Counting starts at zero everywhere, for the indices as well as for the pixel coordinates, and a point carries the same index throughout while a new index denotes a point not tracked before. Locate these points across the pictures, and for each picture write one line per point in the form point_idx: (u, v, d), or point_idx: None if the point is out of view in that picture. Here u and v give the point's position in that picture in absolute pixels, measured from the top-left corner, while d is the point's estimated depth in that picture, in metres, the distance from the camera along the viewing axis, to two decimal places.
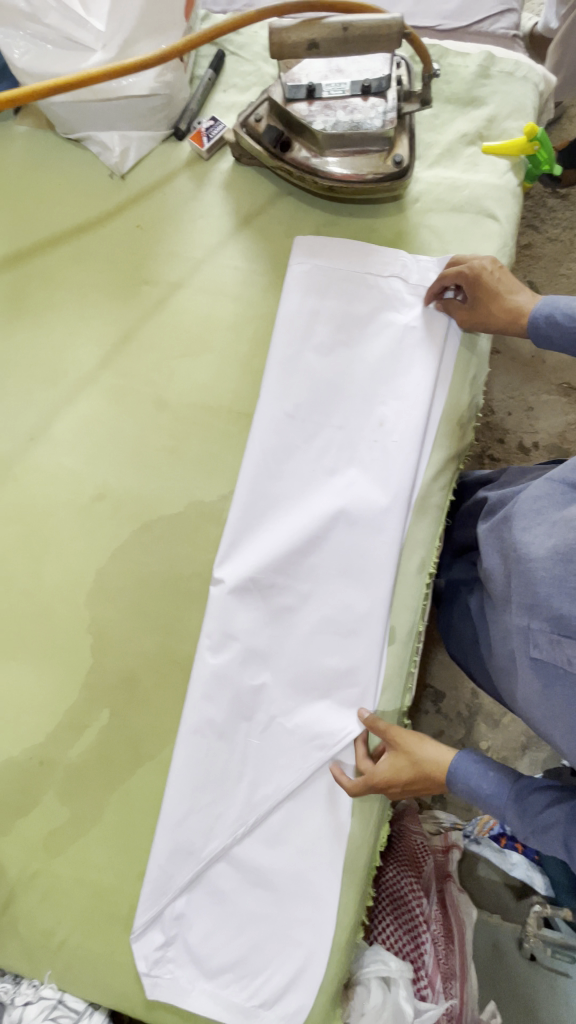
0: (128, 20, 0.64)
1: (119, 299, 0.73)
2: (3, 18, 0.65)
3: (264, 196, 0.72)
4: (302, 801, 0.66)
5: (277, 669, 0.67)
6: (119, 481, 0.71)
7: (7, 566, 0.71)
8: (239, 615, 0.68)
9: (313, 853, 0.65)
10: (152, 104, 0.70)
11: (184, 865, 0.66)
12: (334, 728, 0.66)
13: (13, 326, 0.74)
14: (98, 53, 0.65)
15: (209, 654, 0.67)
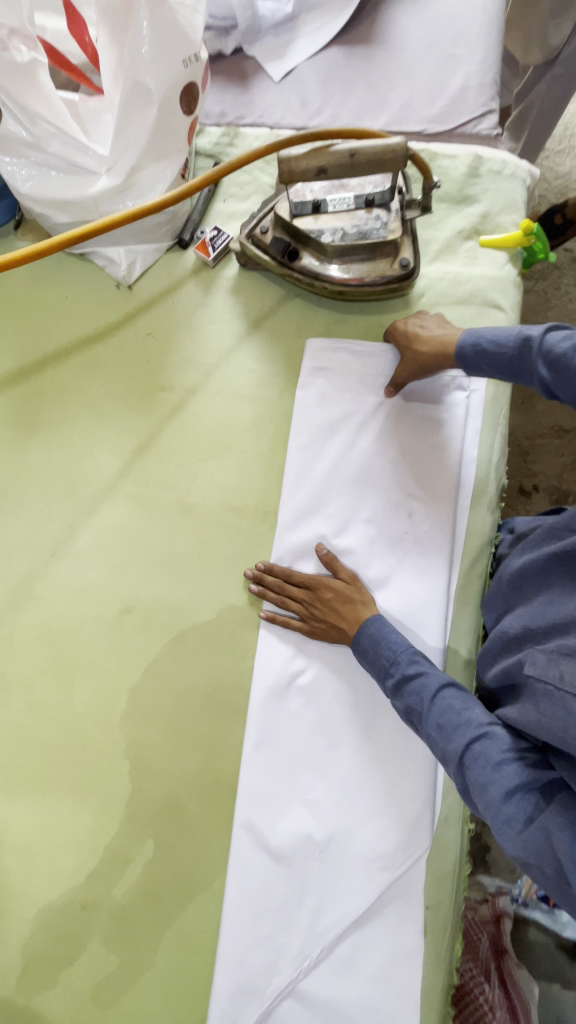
0: (134, 146, 0.64)
1: (136, 406, 0.73)
2: (8, 148, 0.67)
3: (273, 299, 0.74)
4: (368, 925, 0.62)
5: (331, 779, 0.65)
6: (147, 592, 0.69)
7: (35, 691, 0.68)
8: (285, 725, 0.66)
9: (386, 982, 0.61)
10: (158, 219, 0.72)
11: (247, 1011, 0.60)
12: (394, 841, 0.63)
13: (28, 440, 0.73)
14: (103, 177, 0.66)
15: (256, 770, 0.65)
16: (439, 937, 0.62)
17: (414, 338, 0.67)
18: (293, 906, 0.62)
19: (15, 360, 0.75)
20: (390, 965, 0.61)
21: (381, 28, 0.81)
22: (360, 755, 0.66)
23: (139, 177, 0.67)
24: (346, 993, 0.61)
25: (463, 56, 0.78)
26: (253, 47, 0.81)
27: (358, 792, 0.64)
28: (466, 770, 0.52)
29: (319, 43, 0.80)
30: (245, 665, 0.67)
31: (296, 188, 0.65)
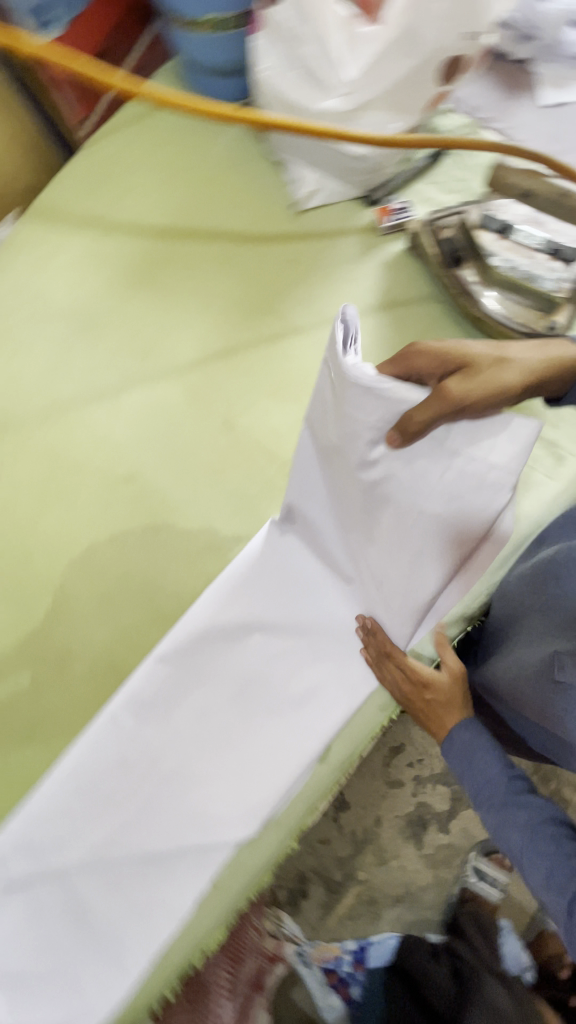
0: (375, 87, 0.66)
1: (242, 313, 0.74)
2: (269, 32, 0.69)
3: (416, 293, 0.72)
4: (153, 871, 0.60)
5: (201, 730, 0.63)
6: (154, 474, 0.71)
7: (16, 496, 0.71)
8: (196, 655, 0.64)
9: (138, 933, 0.59)
10: (359, 165, 0.72)
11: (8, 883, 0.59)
12: (224, 813, 0.61)
13: (138, 290, 0.75)
14: (336, 99, 0.67)
15: (144, 675, 0.63)
16: (211, 912, 0.62)
17: (475, 398, 0.49)
18: (100, 816, 0.61)
19: (168, 220, 0.77)
20: (149, 917, 0.60)
21: None
22: (240, 729, 0.63)
23: (361, 118, 0.68)
24: (98, 921, 0.59)
25: None
26: (538, 64, 0.79)
27: (220, 753, 0.62)
28: (570, 916, 0.53)
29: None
30: (194, 582, 0.68)
31: (493, 205, 0.66)
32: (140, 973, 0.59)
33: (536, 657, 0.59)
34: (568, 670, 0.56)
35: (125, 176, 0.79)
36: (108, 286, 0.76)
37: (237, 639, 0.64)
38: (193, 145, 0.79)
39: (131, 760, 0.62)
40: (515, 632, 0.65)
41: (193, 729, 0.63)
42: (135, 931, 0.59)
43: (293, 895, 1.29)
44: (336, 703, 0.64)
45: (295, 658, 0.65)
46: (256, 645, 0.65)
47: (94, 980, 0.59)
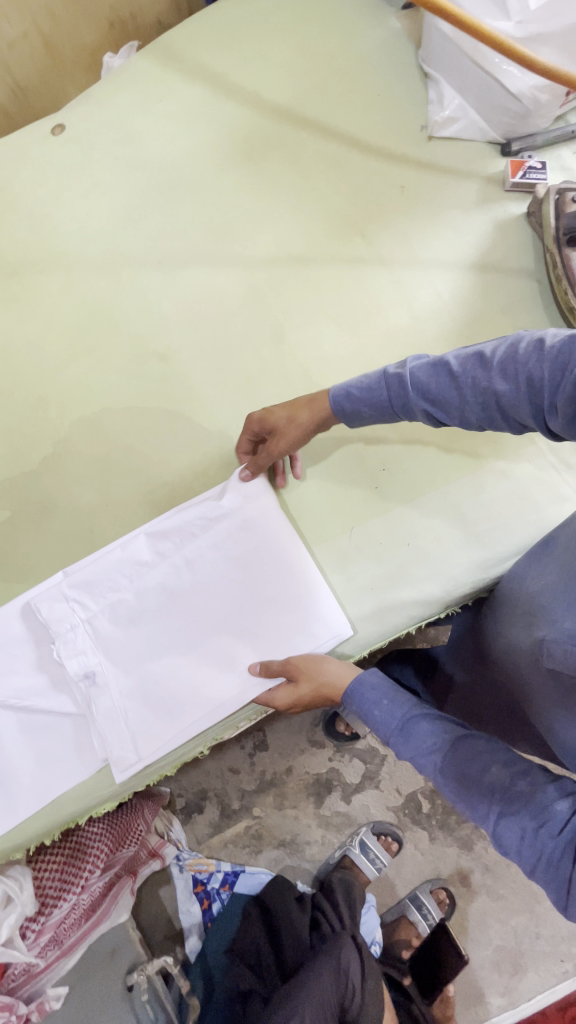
0: (558, 19, 0.61)
1: (331, 226, 0.69)
2: None
3: (516, 264, 0.67)
4: (67, 729, 0.61)
5: (148, 672, 0.61)
6: (188, 359, 0.67)
7: (47, 336, 0.68)
8: (168, 594, 0.63)
9: (33, 780, 0.60)
10: (508, 105, 0.65)
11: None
12: (155, 691, 0.61)
13: (233, 164, 0.70)
14: (508, 21, 0.61)
15: (109, 583, 0.63)
16: (106, 785, 0.61)
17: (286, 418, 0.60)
18: (33, 684, 0.61)
19: (289, 100, 0.71)
20: (48, 766, 0.61)
21: None
22: (189, 687, 0.61)
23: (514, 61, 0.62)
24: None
25: None
26: None
27: (161, 645, 0.62)
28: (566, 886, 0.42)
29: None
30: (194, 475, 0.66)
31: None
32: (23, 814, 0.60)
33: (529, 644, 0.55)
34: (556, 658, 0.50)
35: (260, 37, 0.72)
36: (205, 151, 0.70)
37: (208, 579, 0.63)
38: (341, 29, 0.72)
39: (87, 687, 0.61)
40: (503, 624, 0.60)
41: (136, 682, 0.61)
42: (30, 777, 0.60)
43: (190, 807, 1.36)
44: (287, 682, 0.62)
45: (261, 601, 0.63)
46: (226, 585, 0.63)
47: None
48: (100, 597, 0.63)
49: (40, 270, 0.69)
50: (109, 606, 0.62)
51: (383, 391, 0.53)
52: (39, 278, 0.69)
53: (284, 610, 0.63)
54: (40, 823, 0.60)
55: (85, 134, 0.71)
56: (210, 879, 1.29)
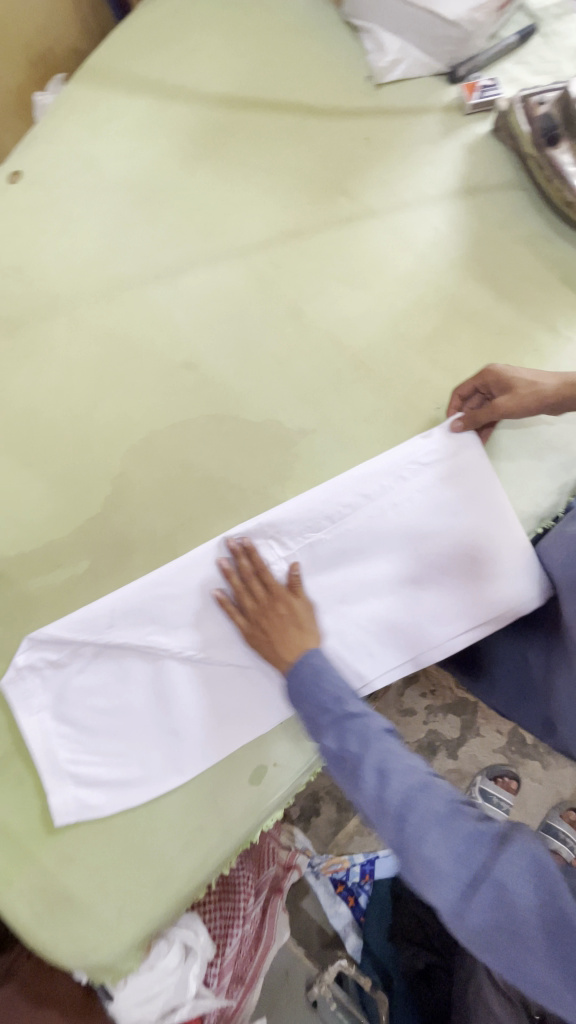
0: None
1: (313, 194, 0.69)
2: None
3: (498, 181, 0.69)
4: (262, 689, 0.64)
5: (346, 621, 0.63)
6: (217, 359, 0.66)
7: (68, 378, 0.67)
8: (363, 542, 0.63)
9: (205, 803, 0.63)
10: (447, 33, 0.67)
11: (117, 644, 0.63)
12: (358, 648, 0.62)
13: (199, 162, 0.70)
14: None
15: (297, 534, 0.63)
16: (273, 792, 0.63)
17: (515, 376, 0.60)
18: (228, 626, 0.64)
19: (233, 86, 0.71)
20: (223, 722, 0.63)
21: None
22: (388, 629, 0.63)
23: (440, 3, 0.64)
24: (186, 706, 0.64)
25: None
26: None
27: (354, 602, 0.63)
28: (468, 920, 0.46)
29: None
30: (259, 468, 0.65)
31: None
32: (200, 846, 0.62)
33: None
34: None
35: (185, 34, 0.72)
36: (168, 157, 0.70)
37: (411, 516, 0.63)
38: (262, 7, 0.73)
39: None
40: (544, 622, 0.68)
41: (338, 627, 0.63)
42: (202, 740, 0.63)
43: (306, 815, 1.36)
44: (494, 609, 0.64)
45: (459, 537, 0.64)
46: (413, 518, 0.64)
47: (162, 763, 0.63)
48: (299, 538, 0.63)
49: (41, 317, 0.68)
50: (306, 548, 0.63)
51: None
52: (43, 324, 0.68)
53: (480, 543, 0.64)
54: (219, 855, 0.62)
55: (43, 174, 0.70)
56: (349, 875, 1.26)
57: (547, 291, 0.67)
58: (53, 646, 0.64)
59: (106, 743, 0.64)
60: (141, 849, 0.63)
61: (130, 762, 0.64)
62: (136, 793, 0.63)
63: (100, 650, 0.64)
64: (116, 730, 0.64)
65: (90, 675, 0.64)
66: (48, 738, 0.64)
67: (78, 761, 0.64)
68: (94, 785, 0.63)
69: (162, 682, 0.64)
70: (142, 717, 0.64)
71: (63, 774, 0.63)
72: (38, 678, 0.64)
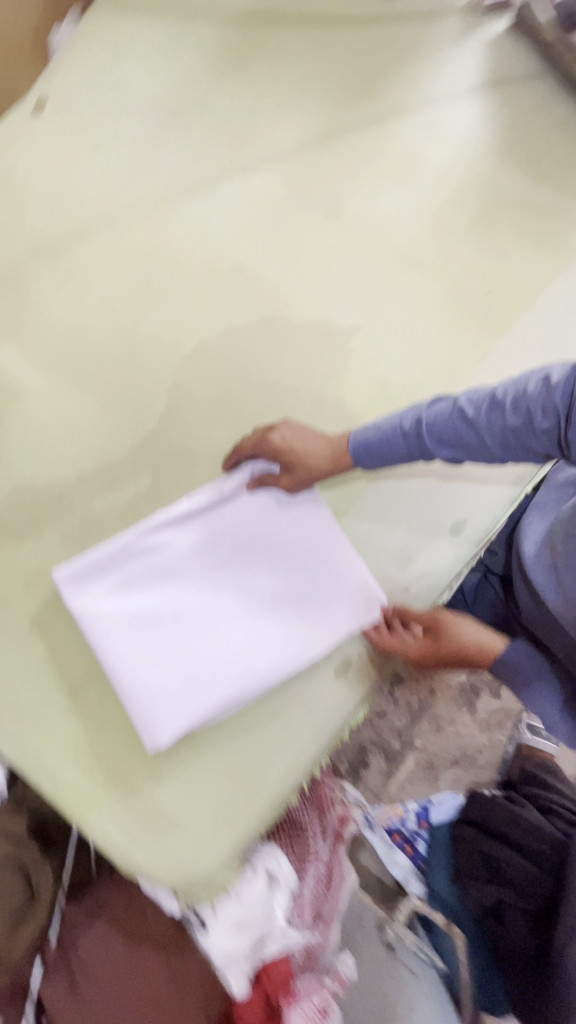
0: None
1: (341, 97, 0.69)
2: None
3: (521, 71, 0.69)
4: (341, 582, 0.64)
5: (402, 505, 0.68)
6: (261, 261, 0.67)
7: (113, 298, 0.67)
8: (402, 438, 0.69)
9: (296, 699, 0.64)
10: None
11: (194, 553, 0.61)
12: (420, 529, 0.67)
13: (223, 77, 0.70)
14: None
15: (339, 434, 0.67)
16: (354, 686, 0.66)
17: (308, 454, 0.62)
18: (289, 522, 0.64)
19: (253, 4, 0.72)
20: (305, 613, 0.63)
21: None
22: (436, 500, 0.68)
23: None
24: (261, 612, 0.62)
25: None
26: None
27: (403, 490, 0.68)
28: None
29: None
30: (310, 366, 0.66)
31: None
32: (287, 745, 0.63)
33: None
34: None
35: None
36: (193, 74, 0.70)
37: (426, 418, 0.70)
38: None
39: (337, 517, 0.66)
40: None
41: (394, 511, 0.67)
42: (279, 636, 0.62)
43: (353, 765, 1.26)
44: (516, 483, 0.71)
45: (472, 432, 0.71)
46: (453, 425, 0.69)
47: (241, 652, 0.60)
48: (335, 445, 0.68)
49: (80, 238, 0.68)
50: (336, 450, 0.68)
51: (400, 442, 0.60)
52: (83, 244, 0.68)
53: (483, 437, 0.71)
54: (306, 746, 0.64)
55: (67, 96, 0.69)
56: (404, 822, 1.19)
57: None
58: (124, 561, 0.60)
59: (184, 648, 0.60)
60: (230, 750, 0.62)
61: (209, 667, 0.59)
62: (218, 688, 0.59)
63: (176, 551, 0.61)
64: (192, 629, 0.60)
65: (163, 572, 0.61)
66: (126, 646, 0.59)
67: (155, 664, 0.59)
68: (171, 676, 0.59)
69: (238, 584, 0.62)
70: (220, 619, 0.61)
71: (142, 674, 0.58)
72: (115, 579, 0.60)
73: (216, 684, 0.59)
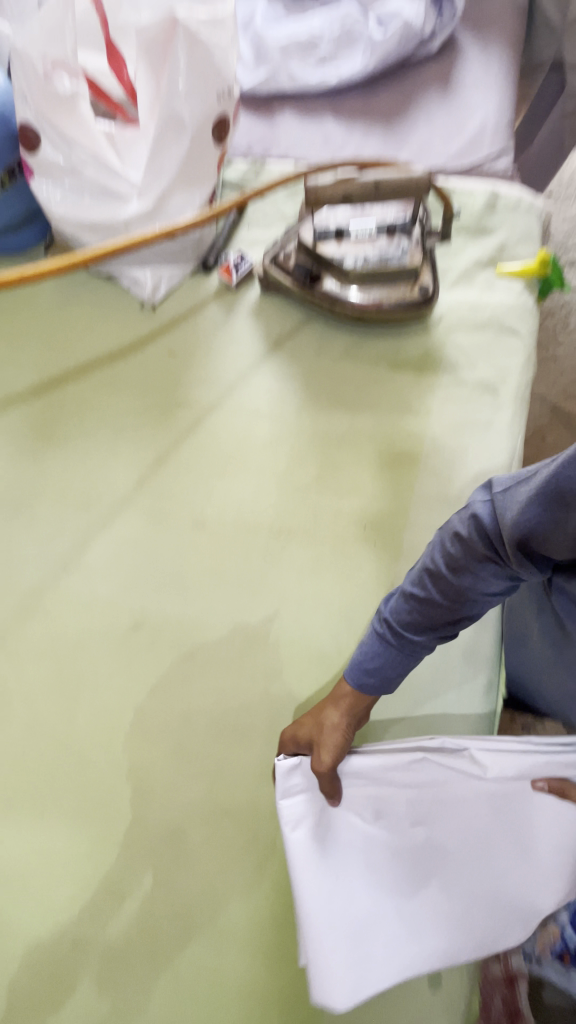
0: (166, 172, 0.66)
1: (155, 422, 0.75)
2: (45, 173, 0.67)
3: (293, 321, 0.76)
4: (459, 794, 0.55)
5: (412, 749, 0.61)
6: (157, 604, 0.67)
7: (36, 710, 0.65)
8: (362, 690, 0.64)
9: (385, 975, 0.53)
10: (183, 243, 0.74)
11: (401, 806, 0.55)
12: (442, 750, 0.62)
13: (45, 453, 0.74)
14: (135, 202, 0.67)
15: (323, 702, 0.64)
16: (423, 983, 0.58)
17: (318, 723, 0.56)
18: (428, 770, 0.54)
19: (40, 376, 0.76)
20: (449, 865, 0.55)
21: (400, 71, 0.85)
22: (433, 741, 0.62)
23: (167, 202, 0.68)
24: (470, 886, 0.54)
25: (481, 97, 0.82)
26: (281, 76, 0.83)
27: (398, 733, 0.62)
28: None
29: (347, 75, 0.82)
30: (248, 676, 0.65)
31: (320, 216, 0.67)
32: None
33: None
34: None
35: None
36: (16, 463, 0.73)
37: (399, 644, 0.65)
38: (24, 305, 0.80)
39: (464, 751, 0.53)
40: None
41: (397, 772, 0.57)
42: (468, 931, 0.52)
43: None
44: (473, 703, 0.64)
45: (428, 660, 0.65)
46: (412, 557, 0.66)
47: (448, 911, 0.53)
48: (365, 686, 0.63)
49: None
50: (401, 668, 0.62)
51: (381, 642, 0.52)
52: None
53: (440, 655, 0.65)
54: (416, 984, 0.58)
55: None
56: None
57: (386, 381, 0.73)
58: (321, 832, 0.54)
59: (386, 923, 0.53)
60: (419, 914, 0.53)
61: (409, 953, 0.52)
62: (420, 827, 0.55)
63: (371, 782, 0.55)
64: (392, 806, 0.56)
65: (354, 676, 0.56)
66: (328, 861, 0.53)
67: (359, 968, 0.51)
68: (380, 972, 0.51)
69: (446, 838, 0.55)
70: (425, 882, 0.54)
71: (348, 983, 0.49)
72: (313, 840, 0.53)
73: (413, 968, 0.51)
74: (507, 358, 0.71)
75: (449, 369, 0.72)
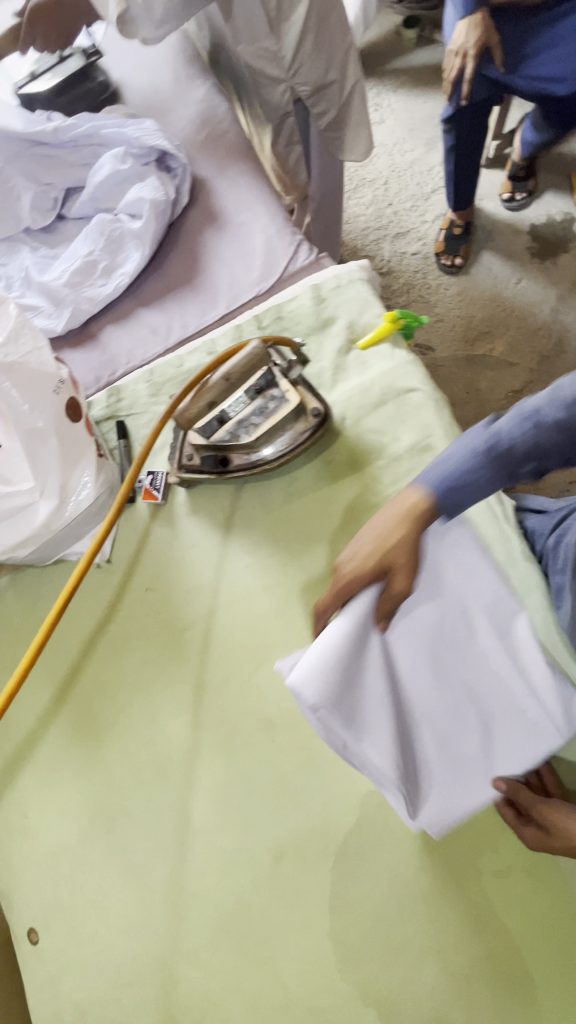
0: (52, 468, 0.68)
1: (172, 657, 0.74)
2: None
3: (229, 497, 0.78)
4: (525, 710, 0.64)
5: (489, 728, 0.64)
6: (284, 824, 0.67)
7: (243, 1000, 0.62)
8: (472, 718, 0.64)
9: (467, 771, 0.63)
10: (100, 500, 0.76)
11: (425, 656, 0.64)
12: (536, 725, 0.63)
13: (100, 750, 0.73)
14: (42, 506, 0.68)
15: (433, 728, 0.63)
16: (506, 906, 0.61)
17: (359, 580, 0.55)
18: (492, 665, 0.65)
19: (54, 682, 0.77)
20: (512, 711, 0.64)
21: (173, 235, 0.90)
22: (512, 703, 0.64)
23: (68, 485, 0.70)
24: (492, 719, 0.65)
25: (251, 215, 0.87)
26: (82, 302, 0.87)
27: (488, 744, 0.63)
28: None
29: (135, 270, 0.87)
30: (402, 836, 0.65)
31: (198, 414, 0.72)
32: None
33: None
34: None
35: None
36: (82, 774, 0.73)
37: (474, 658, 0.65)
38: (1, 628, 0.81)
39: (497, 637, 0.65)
40: None
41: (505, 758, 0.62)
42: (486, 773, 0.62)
43: None
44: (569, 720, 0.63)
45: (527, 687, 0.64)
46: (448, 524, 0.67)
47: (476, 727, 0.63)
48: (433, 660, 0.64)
49: (171, 994, 0.64)
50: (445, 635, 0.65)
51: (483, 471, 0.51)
52: (178, 995, 0.64)
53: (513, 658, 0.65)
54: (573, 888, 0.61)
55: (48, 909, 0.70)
56: None
57: (337, 496, 0.74)
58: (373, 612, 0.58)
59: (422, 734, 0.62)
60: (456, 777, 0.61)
61: (476, 785, 0.62)
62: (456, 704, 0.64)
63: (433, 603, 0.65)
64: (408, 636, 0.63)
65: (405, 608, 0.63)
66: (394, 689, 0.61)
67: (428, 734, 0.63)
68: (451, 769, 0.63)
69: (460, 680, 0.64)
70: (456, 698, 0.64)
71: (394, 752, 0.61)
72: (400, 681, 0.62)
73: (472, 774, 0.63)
74: (421, 414, 0.73)
75: (381, 452, 0.73)
